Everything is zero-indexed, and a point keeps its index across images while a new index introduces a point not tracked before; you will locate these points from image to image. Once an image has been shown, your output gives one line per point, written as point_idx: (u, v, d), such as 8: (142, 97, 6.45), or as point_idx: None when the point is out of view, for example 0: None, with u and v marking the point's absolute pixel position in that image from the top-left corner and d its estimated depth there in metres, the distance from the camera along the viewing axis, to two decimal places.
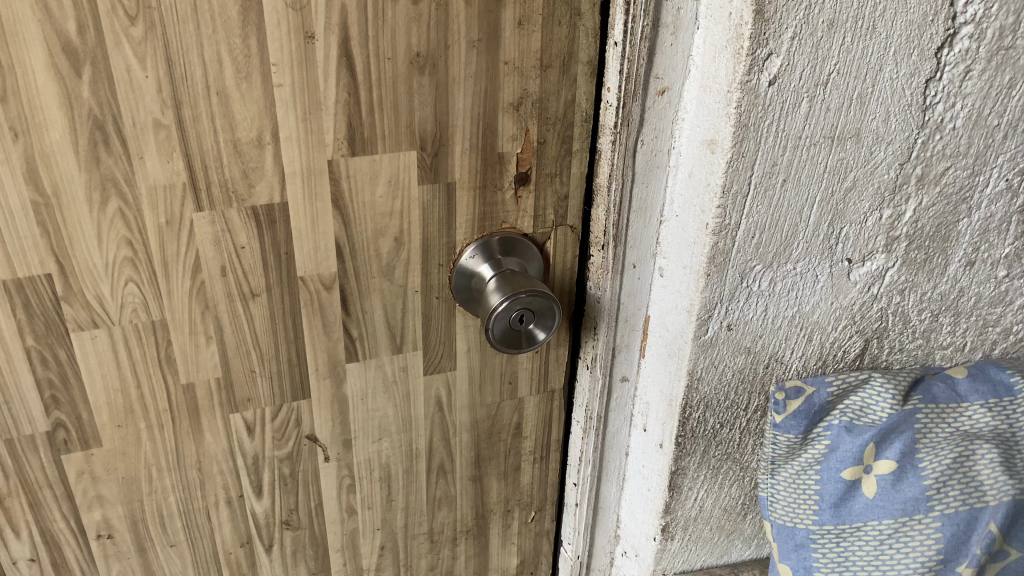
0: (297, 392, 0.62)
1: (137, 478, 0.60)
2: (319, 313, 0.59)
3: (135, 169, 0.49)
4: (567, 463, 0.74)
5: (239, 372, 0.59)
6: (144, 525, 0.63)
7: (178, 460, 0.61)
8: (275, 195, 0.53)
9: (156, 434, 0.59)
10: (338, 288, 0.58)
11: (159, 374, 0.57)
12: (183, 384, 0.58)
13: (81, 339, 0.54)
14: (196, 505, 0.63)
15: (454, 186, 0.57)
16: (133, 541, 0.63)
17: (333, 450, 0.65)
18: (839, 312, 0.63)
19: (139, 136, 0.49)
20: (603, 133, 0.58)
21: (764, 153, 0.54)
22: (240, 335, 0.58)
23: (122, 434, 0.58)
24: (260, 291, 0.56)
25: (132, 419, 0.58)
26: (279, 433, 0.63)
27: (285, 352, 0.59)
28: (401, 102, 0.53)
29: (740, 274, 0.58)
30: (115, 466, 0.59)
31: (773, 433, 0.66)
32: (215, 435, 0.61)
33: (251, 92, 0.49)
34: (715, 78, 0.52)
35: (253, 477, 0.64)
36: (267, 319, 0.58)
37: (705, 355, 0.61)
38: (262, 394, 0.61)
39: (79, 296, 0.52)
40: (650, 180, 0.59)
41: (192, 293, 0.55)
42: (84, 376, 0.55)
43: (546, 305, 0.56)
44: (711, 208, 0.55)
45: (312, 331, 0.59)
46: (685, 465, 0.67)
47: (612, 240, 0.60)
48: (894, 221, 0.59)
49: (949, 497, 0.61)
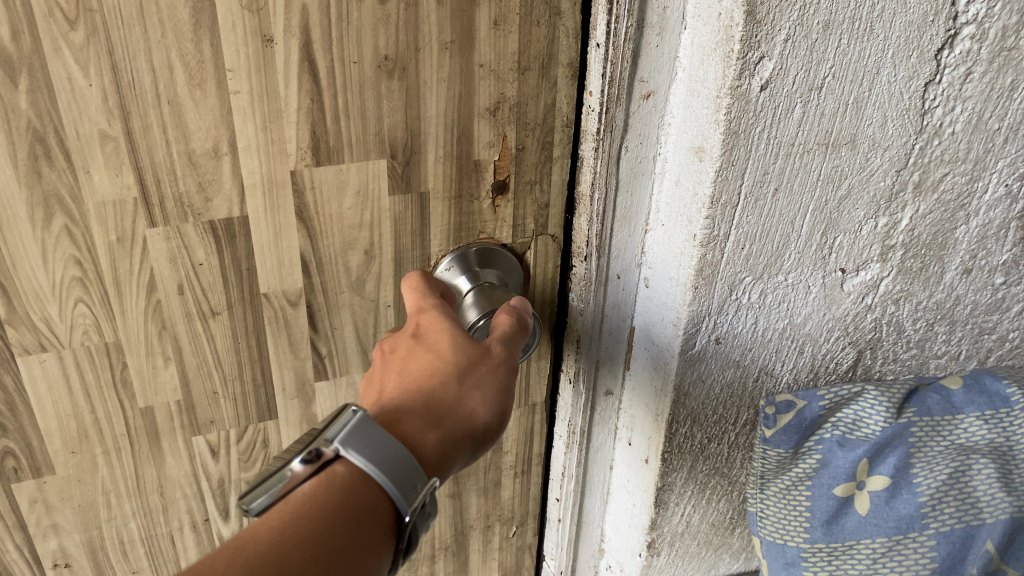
0: (264, 412, 0.60)
1: (94, 506, 0.58)
2: (285, 331, 0.56)
3: (81, 184, 0.46)
4: (548, 478, 0.71)
5: (200, 395, 0.57)
6: (104, 553, 0.61)
7: (139, 485, 0.59)
8: (234, 208, 0.50)
9: (113, 459, 0.57)
10: (304, 304, 0.56)
11: (115, 398, 0.54)
12: (141, 407, 0.55)
13: (29, 363, 0.50)
14: (159, 530, 0.62)
15: (428, 196, 0.54)
16: (92, 568, 0.61)
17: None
18: (832, 323, 0.60)
19: (85, 149, 0.45)
20: (585, 139, 0.55)
21: (754, 161, 0.51)
22: (201, 356, 0.55)
23: (76, 460, 0.55)
24: (220, 309, 0.54)
25: (87, 444, 0.55)
26: (245, 455, 0.61)
27: (249, 371, 0.57)
28: (369, 108, 0.49)
29: (729, 285, 0.55)
30: (71, 494, 0.57)
31: (762, 447, 0.64)
32: (177, 459, 0.59)
33: (205, 100, 0.46)
34: (703, 82, 0.49)
35: (219, 500, 0.62)
36: (229, 336, 0.55)
37: (692, 370, 0.58)
38: (226, 415, 0.58)
39: (25, 318, 0.49)
40: (634, 188, 0.56)
41: (147, 313, 0.52)
42: (33, 402, 0.52)
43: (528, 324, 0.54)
44: (698, 218, 0.52)
45: (278, 349, 0.57)
46: (672, 481, 0.64)
47: (595, 250, 0.57)
48: (890, 229, 0.57)
49: (945, 515, 0.58)
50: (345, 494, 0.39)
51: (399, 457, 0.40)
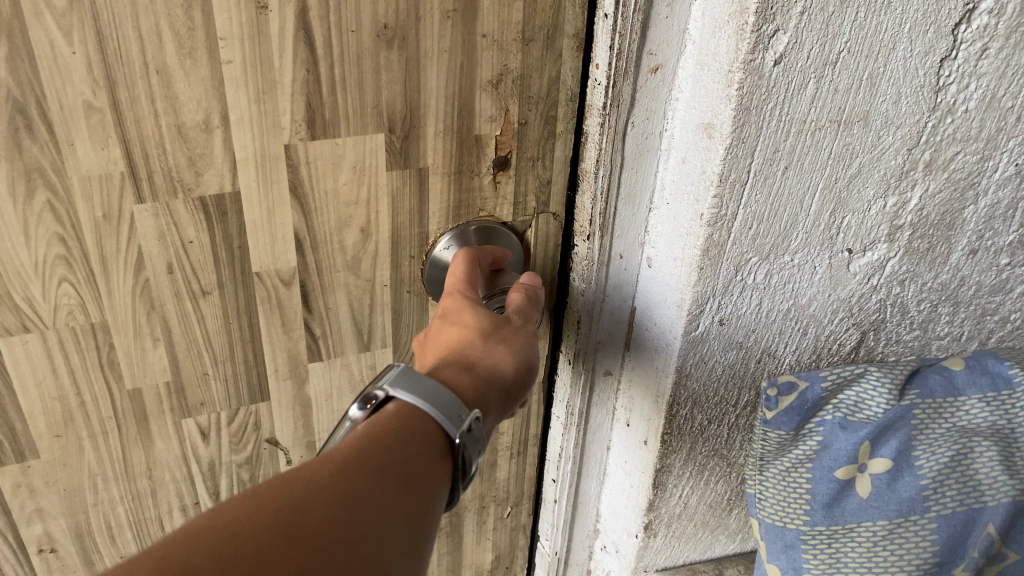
0: (256, 395, 0.59)
1: (80, 490, 0.57)
2: (278, 311, 0.55)
3: (65, 157, 0.44)
4: (545, 459, 0.71)
5: (190, 376, 0.56)
6: (91, 538, 0.60)
7: (126, 469, 0.58)
8: (226, 182, 0.48)
9: (100, 443, 0.56)
10: (297, 283, 0.54)
11: (101, 380, 0.53)
12: (128, 390, 0.54)
13: (11, 345, 0.49)
14: (148, 514, 0.61)
15: (427, 171, 0.53)
16: (79, 554, 0.61)
17: (296, 453, 0.64)
18: (837, 304, 0.59)
19: (69, 121, 0.43)
20: (590, 114, 0.53)
21: (765, 139, 0.49)
22: (190, 336, 0.54)
23: (61, 444, 0.54)
24: (211, 288, 0.52)
25: (72, 428, 0.54)
26: (236, 438, 0.61)
27: (240, 352, 0.56)
28: (366, 80, 0.47)
29: (735, 266, 0.54)
30: (56, 478, 0.56)
31: (763, 429, 0.64)
32: (167, 442, 0.58)
33: (196, 70, 0.44)
34: (715, 55, 0.48)
35: (209, 483, 0.62)
36: (219, 316, 0.54)
37: (695, 351, 0.57)
38: (216, 397, 0.58)
39: (7, 298, 0.47)
40: (640, 165, 0.54)
41: (135, 293, 0.50)
42: (16, 384, 0.51)
43: None
44: (706, 197, 0.51)
45: (270, 328, 0.56)
46: (671, 462, 0.63)
47: (598, 229, 0.56)
48: (898, 209, 0.56)
49: (946, 498, 0.57)
50: (400, 421, 0.40)
51: (445, 394, 0.42)
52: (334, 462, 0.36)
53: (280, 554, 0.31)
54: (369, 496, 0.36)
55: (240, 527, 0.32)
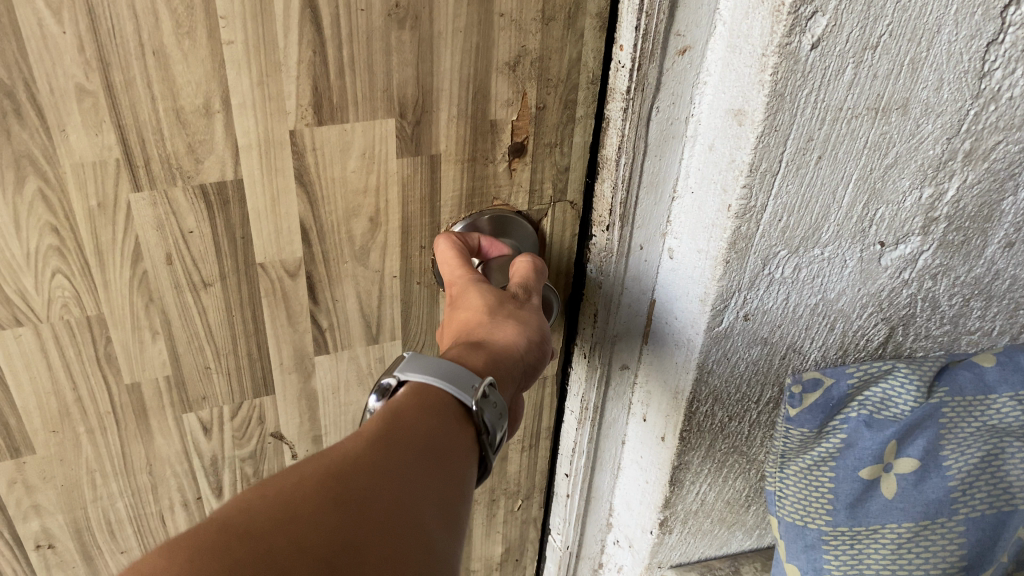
0: (260, 388, 0.58)
1: (77, 486, 0.56)
2: (283, 303, 0.54)
3: (56, 143, 0.42)
4: (557, 452, 0.69)
5: (192, 370, 0.55)
6: (90, 533, 0.59)
7: (126, 464, 0.57)
8: (228, 169, 0.47)
9: (98, 438, 0.55)
10: (304, 275, 0.53)
11: (98, 374, 0.52)
12: (127, 384, 0.53)
13: (3, 338, 0.47)
14: (148, 510, 0.61)
15: (439, 158, 0.51)
16: (78, 549, 0.60)
17: (302, 448, 0.64)
18: (866, 299, 0.56)
19: (60, 106, 0.41)
20: (613, 98, 0.51)
21: (799, 127, 0.46)
22: (191, 329, 0.53)
23: (58, 440, 0.53)
24: (212, 281, 0.51)
25: (69, 423, 0.53)
26: (240, 432, 0.60)
27: (244, 346, 0.55)
28: (376, 61, 0.46)
29: (762, 259, 0.51)
30: (52, 474, 0.55)
31: (785, 426, 0.61)
32: (167, 437, 0.57)
33: (195, 51, 0.42)
34: (747, 37, 0.45)
35: (212, 477, 0.61)
36: (221, 309, 0.53)
37: (718, 347, 0.55)
38: (219, 391, 0.57)
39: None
40: (664, 153, 0.51)
41: (133, 284, 0.49)
42: (9, 378, 0.49)
43: None
44: (734, 187, 0.48)
45: (275, 322, 0.55)
46: (689, 459, 0.61)
47: (618, 219, 0.53)
48: (935, 201, 0.53)
49: (975, 500, 0.56)
50: (420, 395, 0.42)
51: (457, 369, 0.43)
52: (367, 437, 0.37)
53: (327, 521, 0.32)
54: (406, 468, 0.36)
55: (287, 496, 0.33)
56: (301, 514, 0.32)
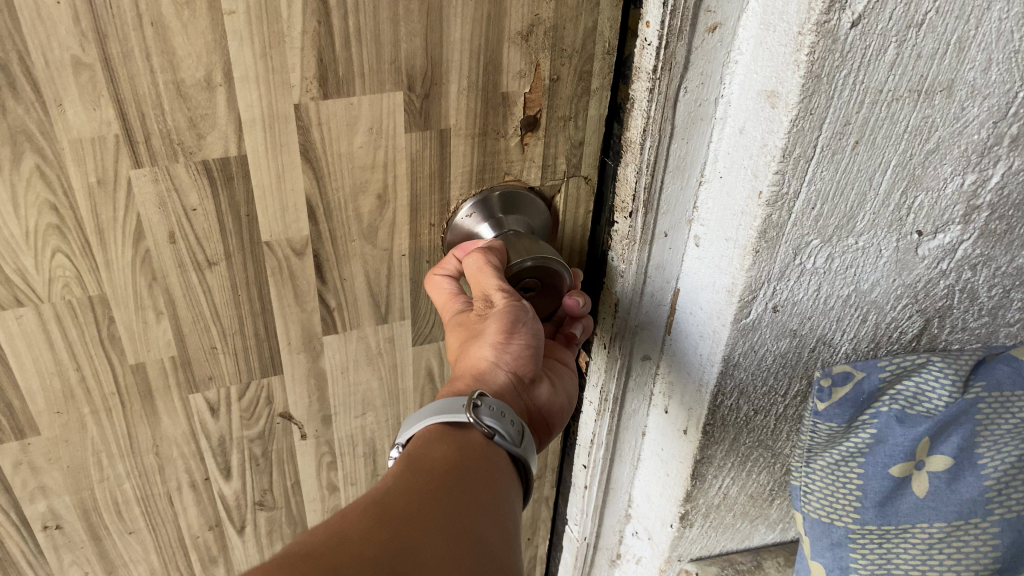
0: (268, 368, 0.59)
1: (84, 467, 0.58)
2: (289, 281, 0.54)
3: (53, 119, 0.42)
4: (575, 443, 0.67)
5: (197, 350, 0.55)
6: (97, 514, 0.61)
7: (132, 446, 0.59)
8: (231, 146, 0.47)
9: (103, 420, 0.56)
10: (310, 253, 0.54)
11: (101, 354, 0.53)
12: (131, 364, 0.54)
13: (4, 318, 0.48)
14: (156, 491, 0.62)
15: (449, 133, 0.51)
16: (86, 531, 0.62)
17: (310, 428, 0.65)
18: (901, 290, 0.54)
19: (56, 79, 0.41)
20: (638, 78, 0.48)
21: (836, 110, 0.44)
22: (196, 308, 0.53)
23: (62, 421, 0.54)
24: (217, 260, 0.51)
25: (74, 405, 0.54)
26: (248, 412, 0.61)
27: (251, 326, 0.56)
28: (384, 31, 0.45)
29: (794, 249, 0.49)
30: (58, 455, 0.56)
31: (812, 420, 0.59)
32: (173, 418, 0.58)
33: (195, 21, 0.41)
34: (784, 14, 0.42)
35: (220, 458, 0.63)
36: (227, 288, 0.53)
37: (745, 339, 0.52)
38: (226, 371, 0.58)
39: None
40: (691, 136, 0.49)
41: (135, 262, 0.49)
42: (13, 359, 0.50)
43: (555, 274, 0.55)
44: (766, 173, 0.45)
45: (282, 301, 0.55)
46: (712, 453, 0.59)
47: (643, 207, 0.51)
48: (978, 188, 0.50)
49: (1012, 501, 0.53)
50: (432, 437, 0.48)
51: (447, 400, 0.49)
52: (397, 473, 0.43)
53: (388, 532, 0.37)
54: (438, 484, 0.43)
55: (345, 523, 0.38)
56: (360, 533, 0.37)
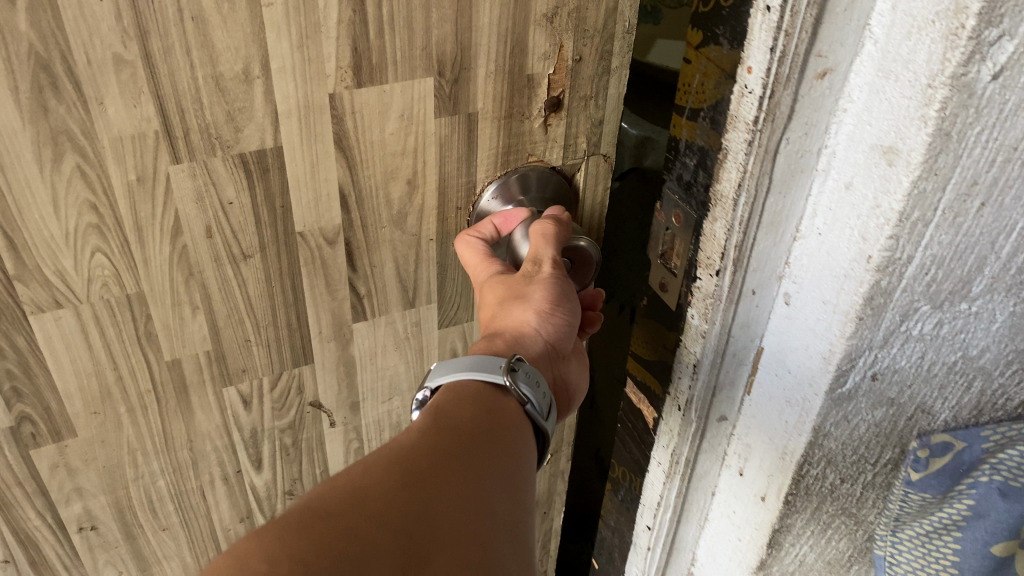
0: (299, 359, 0.62)
1: (119, 466, 0.61)
2: (322, 271, 0.58)
3: (94, 116, 0.44)
4: (638, 501, 0.64)
5: (232, 345, 0.59)
6: (131, 512, 0.64)
7: (166, 442, 0.62)
8: (267, 136, 0.50)
9: (139, 419, 0.59)
10: (342, 242, 0.57)
11: (140, 353, 0.56)
12: (168, 360, 0.57)
13: (42, 320, 0.50)
14: (188, 487, 0.66)
15: (475, 118, 0.55)
16: (121, 530, 0.65)
17: (339, 415, 0.69)
18: (1013, 355, 0.49)
19: (96, 76, 0.43)
20: (733, 129, 0.44)
21: (964, 168, 0.38)
22: (232, 304, 0.56)
23: (99, 421, 0.57)
24: (253, 252, 0.54)
25: (110, 404, 0.57)
26: (279, 402, 0.65)
27: (285, 316, 0.59)
28: (417, 19, 0.49)
29: (902, 315, 0.44)
30: (93, 455, 0.59)
31: (903, 489, 0.53)
32: (208, 413, 0.62)
33: (234, 14, 0.44)
34: (910, 62, 0.37)
35: (253, 450, 0.67)
36: (261, 279, 0.56)
37: (839, 410, 0.48)
38: (260, 363, 0.61)
39: (38, 274, 0.48)
40: (789, 188, 0.44)
41: (174, 259, 0.52)
42: (51, 363, 0.53)
43: (585, 260, 0.60)
44: (879, 237, 0.40)
45: (315, 289, 0.59)
46: (791, 521, 0.54)
47: (731, 263, 0.47)
48: None
49: None
50: (460, 396, 0.45)
51: (479, 359, 0.47)
52: (417, 430, 0.40)
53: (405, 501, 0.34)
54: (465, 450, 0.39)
55: (353, 485, 0.34)
56: (374, 497, 0.34)
